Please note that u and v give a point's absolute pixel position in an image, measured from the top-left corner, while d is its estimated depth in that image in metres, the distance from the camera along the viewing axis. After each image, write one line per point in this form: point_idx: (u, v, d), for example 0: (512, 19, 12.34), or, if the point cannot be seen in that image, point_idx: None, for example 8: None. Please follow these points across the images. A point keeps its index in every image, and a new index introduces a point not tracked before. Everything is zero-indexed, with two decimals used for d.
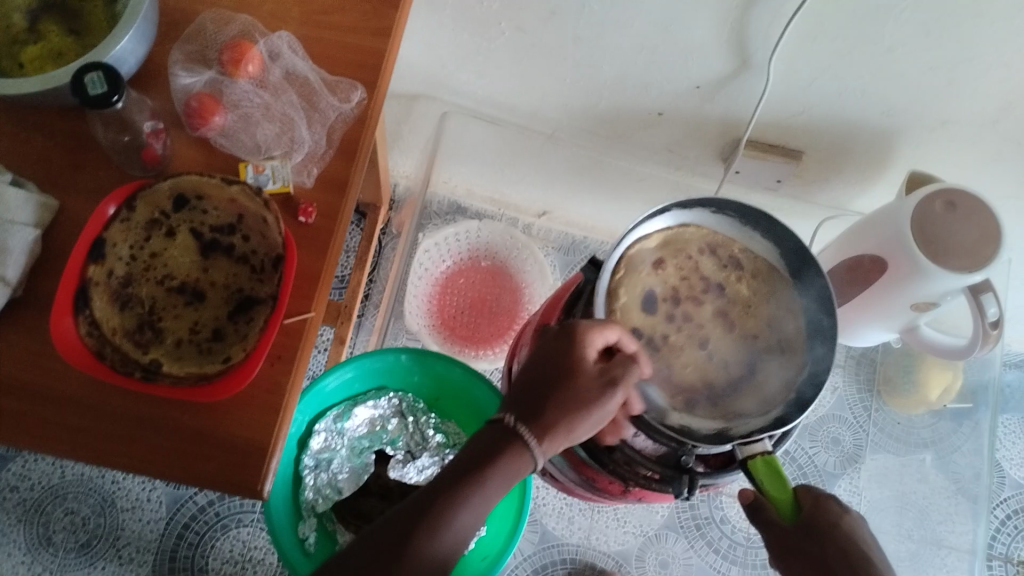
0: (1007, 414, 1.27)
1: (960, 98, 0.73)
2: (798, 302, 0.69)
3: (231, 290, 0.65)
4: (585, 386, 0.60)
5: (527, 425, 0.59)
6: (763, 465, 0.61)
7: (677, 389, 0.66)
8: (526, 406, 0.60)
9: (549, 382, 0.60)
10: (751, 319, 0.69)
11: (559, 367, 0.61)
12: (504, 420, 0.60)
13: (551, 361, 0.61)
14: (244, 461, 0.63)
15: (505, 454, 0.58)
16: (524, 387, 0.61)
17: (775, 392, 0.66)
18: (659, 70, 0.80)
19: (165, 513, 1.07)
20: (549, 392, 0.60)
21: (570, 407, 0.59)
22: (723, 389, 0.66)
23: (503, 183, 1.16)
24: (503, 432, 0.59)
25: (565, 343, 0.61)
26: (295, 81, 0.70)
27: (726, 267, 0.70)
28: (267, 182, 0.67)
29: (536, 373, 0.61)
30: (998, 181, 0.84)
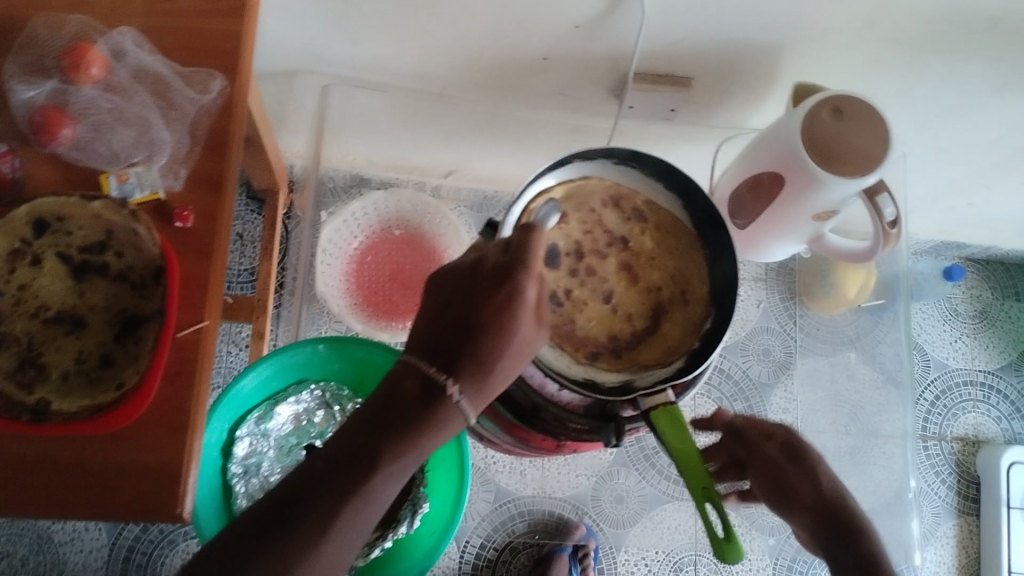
0: (924, 301, 1.31)
1: (836, 6, 0.72)
2: (699, 250, 0.67)
3: (113, 311, 0.61)
4: (526, 339, 0.53)
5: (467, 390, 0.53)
6: (664, 417, 0.59)
7: (581, 344, 0.64)
8: (465, 368, 0.52)
9: (491, 342, 0.52)
10: (655, 271, 0.66)
11: (500, 318, 0.52)
12: (446, 388, 0.52)
13: (489, 315, 0.52)
14: (160, 485, 0.60)
15: (445, 424, 0.53)
16: (455, 346, 0.53)
17: (678, 342, 0.64)
18: (536, 15, 0.77)
19: (106, 539, 1.03)
20: (491, 356, 0.52)
21: (510, 364, 0.53)
22: (628, 342, 0.64)
23: (402, 149, 1.12)
24: (439, 404, 0.52)
25: (505, 293, 0.52)
26: (145, 78, 0.66)
27: (631, 219, 0.67)
28: (133, 191, 0.63)
29: (467, 327, 0.52)
30: (884, 81, 0.84)
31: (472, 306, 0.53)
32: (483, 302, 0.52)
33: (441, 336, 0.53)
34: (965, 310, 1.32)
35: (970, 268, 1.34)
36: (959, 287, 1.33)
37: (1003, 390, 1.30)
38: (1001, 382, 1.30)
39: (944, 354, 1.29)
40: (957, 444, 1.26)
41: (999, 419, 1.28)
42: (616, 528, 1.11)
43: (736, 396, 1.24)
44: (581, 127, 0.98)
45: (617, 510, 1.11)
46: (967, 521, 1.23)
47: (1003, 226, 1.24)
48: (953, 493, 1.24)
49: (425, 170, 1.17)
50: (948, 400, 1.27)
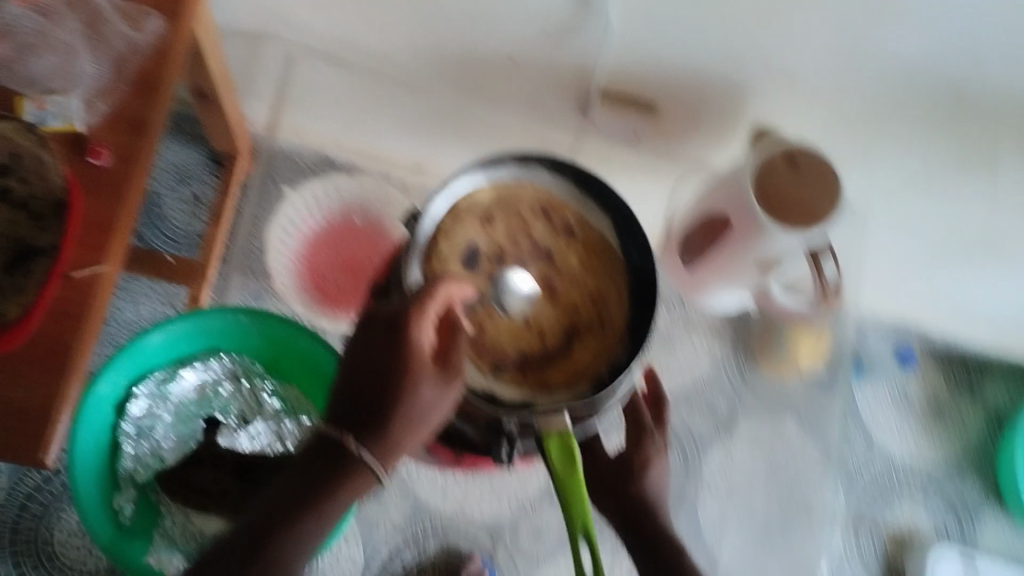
0: (875, 383, 1.26)
1: (796, 45, 0.71)
2: (622, 275, 0.66)
3: (8, 239, 0.59)
4: (425, 395, 0.57)
5: (369, 443, 0.57)
6: (557, 445, 0.58)
7: (488, 353, 0.63)
8: (365, 423, 0.57)
9: (386, 396, 0.56)
10: (575, 291, 0.66)
11: (393, 374, 0.56)
12: (345, 441, 0.57)
13: (383, 370, 0.57)
14: (24, 426, 0.58)
15: (353, 476, 0.57)
16: (359, 402, 0.57)
17: (586, 368, 0.64)
18: (501, 10, 0.75)
19: (5, 483, 0.96)
20: (387, 410, 0.56)
21: (410, 419, 0.57)
22: (536, 358, 0.64)
23: (366, 135, 1.07)
24: (342, 456, 0.57)
25: (395, 349, 0.56)
26: (82, 7, 0.65)
27: (558, 234, 0.67)
28: (50, 119, 0.61)
29: (368, 383, 0.57)
30: (847, 136, 0.83)
31: (371, 366, 0.57)
32: (379, 358, 0.57)
33: (347, 395, 0.58)
34: (918, 399, 1.27)
35: (931, 360, 1.28)
36: (915, 377, 1.27)
37: (942, 487, 1.25)
38: (943, 478, 1.25)
39: (886, 441, 1.24)
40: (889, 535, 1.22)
41: (934, 512, 1.24)
42: (530, 562, 1.07)
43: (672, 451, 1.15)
44: (546, 140, 0.96)
45: (533, 544, 1.07)
46: None
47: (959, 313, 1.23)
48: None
49: (392, 162, 1.10)
50: (885, 486, 1.23)
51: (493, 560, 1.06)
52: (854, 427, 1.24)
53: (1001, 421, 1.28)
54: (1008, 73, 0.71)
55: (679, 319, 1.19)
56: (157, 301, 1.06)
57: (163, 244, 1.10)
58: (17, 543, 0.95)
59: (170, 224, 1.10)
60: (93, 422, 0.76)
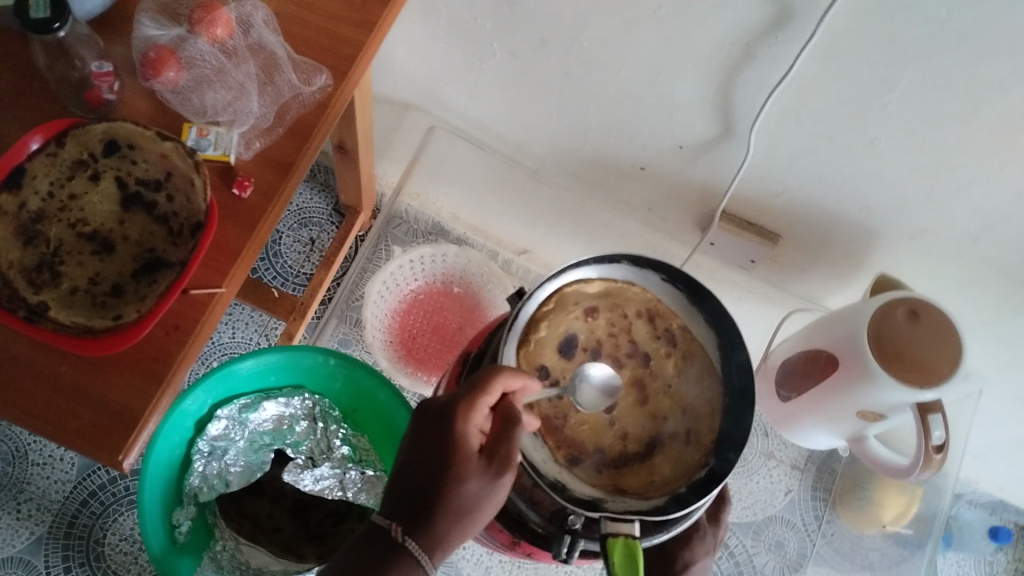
0: (962, 553, 1.20)
1: (941, 208, 0.70)
2: (719, 396, 0.65)
3: (142, 248, 0.63)
4: (474, 488, 0.56)
5: (416, 535, 0.55)
6: (621, 549, 0.55)
7: (565, 444, 0.63)
8: (414, 514, 0.56)
9: (435, 488, 0.56)
10: (665, 400, 0.65)
11: (442, 464, 0.56)
12: (391, 530, 0.55)
13: (434, 459, 0.57)
14: (113, 427, 0.60)
15: (396, 569, 0.54)
16: (410, 492, 0.57)
17: (663, 481, 0.62)
18: (644, 121, 0.77)
19: (74, 476, 1.00)
20: (435, 502, 0.56)
21: (458, 512, 0.55)
22: (612, 459, 0.63)
23: (486, 214, 1.12)
24: (386, 545, 0.55)
25: (445, 438, 0.57)
26: (260, 53, 0.70)
27: (659, 340, 0.66)
28: (207, 147, 0.66)
29: (419, 473, 0.57)
30: (974, 302, 0.80)
31: (424, 457, 0.57)
32: (430, 448, 0.57)
33: (401, 487, 0.58)
34: None
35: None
36: (1006, 554, 1.20)
37: None
38: None
39: None
40: None
41: None
42: None
43: None
44: (658, 246, 0.97)
45: None
46: None
47: None
48: None
49: (501, 241, 1.17)
50: None
51: None
52: None
53: None
54: None
55: (761, 449, 1.15)
56: (254, 330, 1.11)
57: (273, 278, 1.14)
58: (71, 536, 0.98)
59: (284, 261, 1.16)
60: (172, 435, 0.78)
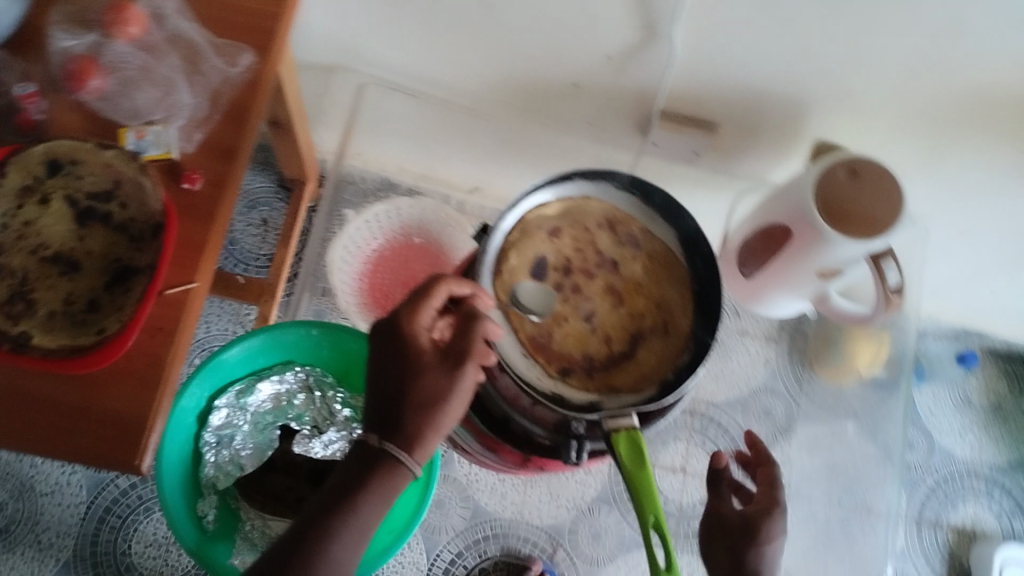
0: (935, 385, 1.28)
1: (862, 66, 0.73)
2: (687, 286, 0.69)
3: (108, 259, 0.63)
4: (437, 383, 0.59)
5: (391, 438, 0.58)
6: (625, 442, 0.60)
7: (555, 359, 0.66)
8: (386, 420, 0.59)
9: (400, 391, 0.59)
10: (640, 299, 0.68)
11: (401, 368, 0.59)
12: (369, 440, 0.59)
13: (393, 367, 0.60)
14: (124, 435, 0.62)
15: (382, 471, 0.58)
16: (378, 402, 0.60)
17: (652, 372, 0.66)
18: (568, 38, 0.78)
19: (85, 497, 1.02)
20: (404, 402, 0.58)
21: (426, 408, 0.58)
22: (600, 362, 0.66)
23: (431, 159, 1.13)
24: (368, 453, 0.58)
25: (398, 345, 0.60)
26: (179, 44, 0.70)
27: (623, 245, 0.70)
28: (148, 148, 0.65)
29: (383, 383, 0.60)
30: (908, 150, 0.84)
31: (383, 367, 0.60)
32: (388, 358, 0.61)
33: (370, 397, 0.61)
34: (978, 400, 1.29)
35: (988, 358, 1.30)
36: (975, 376, 1.29)
37: (1008, 488, 1.26)
38: (1006, 479, 1.26)
39: (949, 443, 1.26)
40: (953, 535, 1.22)
41: (1000, 514, 1.24)
42: (590, 566, 1.09)
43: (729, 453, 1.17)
44: (604, 158, 1.00)
45: (593, 546, 1.09)
46: None
47: None
48: None
49: (451, 183, 1.17)
50: (949, 489, 1.24)
51: (554, 562, 1.09)
52: (916, 431, 1.25)
53: None
54: None
55: (734, 329, 1.24)
56: (228, 320, 1.12)
57: (234, 266, 1.15)
58: (98, 554, 1.00)
59: (242, 247, 1.16)
60: (176, 433, 0.81)
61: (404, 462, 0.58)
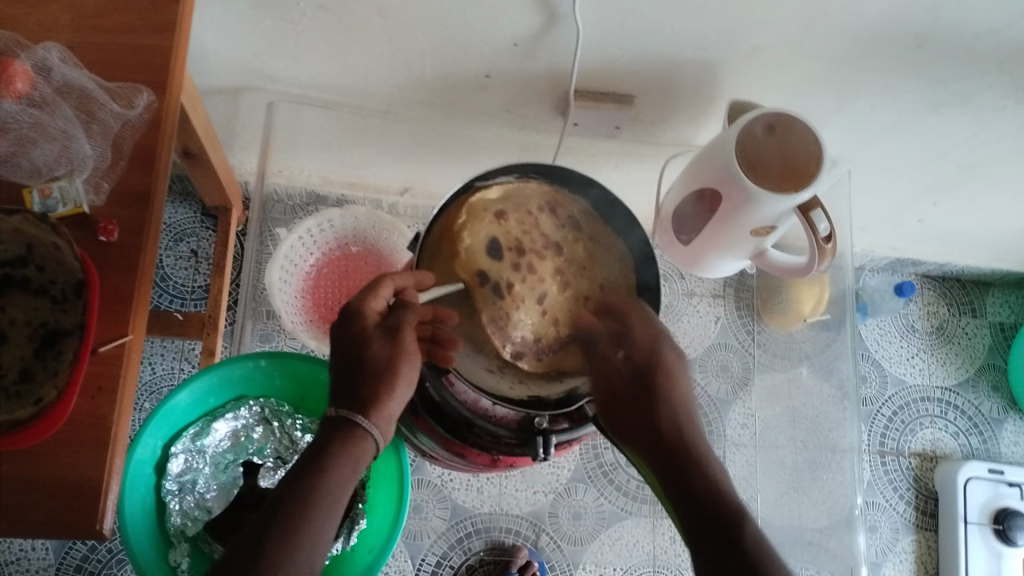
0: (880, 316, 1.33)
1: (763, 24, 0.73)
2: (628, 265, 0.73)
3: (34, 325, 0.61)
4: (385, 351, 0.63)
5: (349, 406, 0.63)
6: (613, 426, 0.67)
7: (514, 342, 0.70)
8: (343, 391, 0.64)
9: (351, 363, 0.64)
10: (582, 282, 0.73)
11: (352, 342, 0.64)
12: (329, 411, 0.63)
13: (345, 343, 0.65)
14: (77, 503, 0.60)
15: (344, 438, 0.62)
16: (338, 376, 0.64)
17: None
18: (471, 32, 0.77)
19: (52, 559, 0.98)
20: (358, 371, 0.63)
21: (376, 372, 0.63)
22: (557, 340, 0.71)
23: (355, 166, 1.11)
24: (331, 421, 0.63)
25: (348, 323, 0.65)
26: (70, 92, 0.67)
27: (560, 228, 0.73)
28: (56, 206, 0.64)
29: (339, 359, 0.65)
30: (820, 98, 0.86)
31: (344, 348, 0.65)
32: (344, 338, 0.65)
33: (333, 376, 0.65)
34: (921, 326, 1.34)
35: (926, 285, 1.35)
36: (915, 304, 1.34)
37: (960, 406, 1.31)
38: (958, 398, 1.31)
39: (899, 370, 1.30)
40: (915, 460, 1.27)
41: (957, 435, 1.29)
42: (574, 546, 1.11)
43: (695, 414, 1.22)
44: (529, 142, 0.99)
45: (575, 527, 1.11)
46: (926, 537, 1.23)
47: (953, 243, 1.25)
48: (912, 509, 1.24)
49: (380, 187, 1.16)
50: (906, 416, 1.29)
51: (539, 548, 1.10)
52: (869, 363, 1.30)
53: (1005, 331, 1.36)
54: (969, 28, 0.73)
55: (681, 291, 1.25)
56: (173, 359, 1.09)
57: (171, 303, 1.12)
58: None
59: (175, 282, 1.13)
60: (136, 486, 0.79)
61: (360, 424, 0.62)
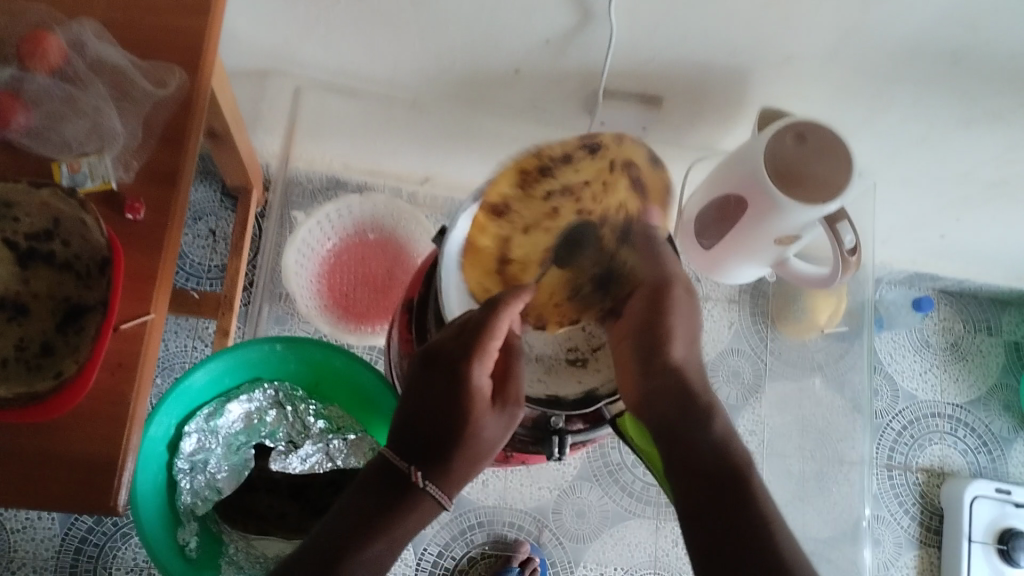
0: (894, 330, 1.31)
1: (799, 33, 0.73)
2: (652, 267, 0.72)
3: (57, 299, 0.62)
4: (490, 429, 0.68)
5: (434, 477, 0.66)
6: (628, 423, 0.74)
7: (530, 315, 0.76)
8: (433, 456, 0.67)
9: (455, 434, 0.67)
10: (615, 261, 0.75)
11: (463, 413, 0.67)
12: (412, 475, 0.65)
13: (449, 408, 0.68)
14: (91, 478, 0.60)
15: (417, 506, 0.65)
16: (427, 437, 0.67)
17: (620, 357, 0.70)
18: (504, 26, 0.77)
19: (58, 529, 0.99)
20: (458, 447, 0.67)
21: (476, 456, 0.68)
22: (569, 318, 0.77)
23: (377, 154, 1.11)
24: (409, 486, 0.65)
25: (460, 389, 0.68)
26: (103, 69, 0.67)
27: (606, 202, 0.73)
28: (85, 181, 0.65)
29: (433, 421, 0.68)
30: (850, 109, 0.85)
31: (443, 412, 0.68)
32: (445, 400, 0.68)
33: (416, 428, 0.68)
34: (936, 342, 1.33)
35: (944, 301, 1.34)
36: (931, 319, 1.33)
37: (971, 424, 1.30)
38: (969, 415, 1.30)
39: (911, 385, 1.30)
40: (922, 475, 1.26)
41: (965, 453, 1.29)
42: (576, 543, 1.11)
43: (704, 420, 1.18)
44: None
45: (578, 524, 1.11)
46: (929, 552, 1.23)
47: (974, 260, 1.24)
48: (916, 524, 1.24)
49: (400, 176, 1.16)
50: (915, 430, 1.28)
51: (541, 543, 1.10)
52: (881, 376, 1.29)
53: (1021, 350, 1.35)
54: (1007, 46, 0.72)
55: (696, 295, 1.23)
56: (186, 337, 1.09)
57: (187, 280, 1.12)
58: None
59: (192, 260, 1.13)
60: (149, 464, 0.79)
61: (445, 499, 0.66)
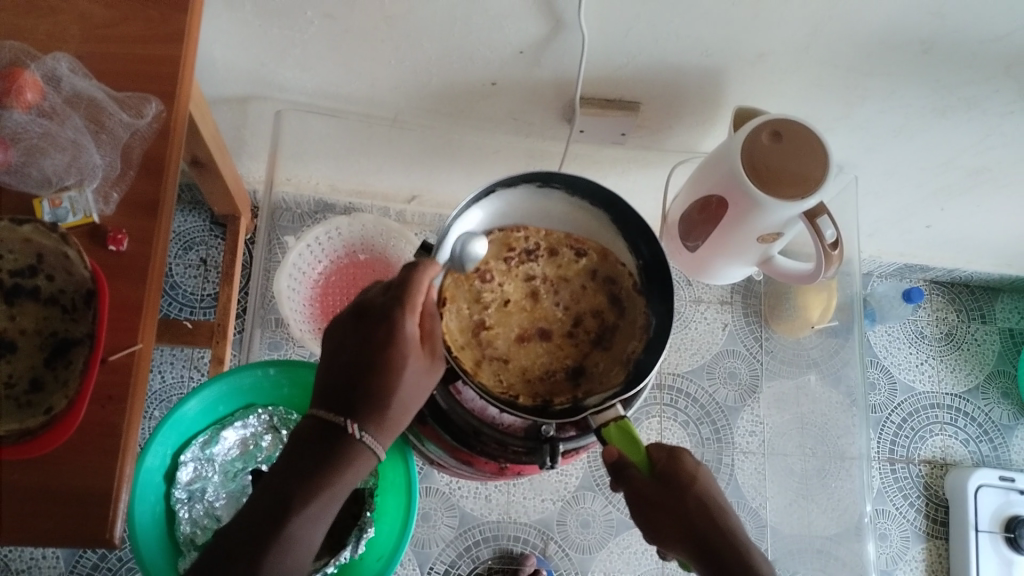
0: (888, 323, 1.32)
1: (769, 29, 0.73)
2: (641, 300, 0.73)
3: (44, 335, 0.63)
4: (418, 371, 0.62)
5: (367, 427, 0.61)
6: (617, 432, 0.65)
7: (500, 391, 0.68)
8: (361, 406, 0.61)
9: (381, 381, 0.61)
10: (590, 356, 0.71)
11: (388, 359, 0.61)
12: (346, 426, 0.61)
13: (372, 353, 0.61)
14: (88, 511, 0.60)
15: (354, 461, 0.61)
16: (355, 385, 0.62)
17: (610, 381, 0.70)
18: (477, 39, 0.77)
19: (63, 568, 0.98)
20: (387, 394, 0.61)
21: (404, 402, 0.62)
22: (541, 396, 0.69)
23: (363, 175, 1.12)
24: (342, 441, 0.61)
25: (386, 332, 0.61)
26: (79, 102, 0.68)
27: (587, 285, 0.74)
28: (66, 215, 0.66)
29: (358, 369, 0.62)
30: (825, 104, 0.86)
31: (365, 357, 0.62)
32: (366, 348, 0.62)
33: (343, 377, 0.62)
34: (930, 332, 1.33)
35: (935, 292, 1.35)
36: (923, 310, 1.34)
37: (970, 412, 1.30)
38: (968, 404, 1.30)
39: (908, 376, 1.30)
40: (925, 467, 1.26)
41: (967, 441, 1.28)
42: (582, 554, 1.10)
43: (702, 420, 1.19)
44: (535, 149, 1.00)
45: (582, 534, 1.11)
46: (936, 545, 1.22)
47: (961, 249, 1.25)
48: (923, 517, 1.24)
49: (388, 195, 1.17)
50: (915, 422, 1.28)
51: (547, 556, 1.10)
52: (877, 370, 1.29)
53: (1015, 337, 1.35)
54: (976, 32, 0.72)
55: (688, 298, 1.25)
56: (182, 367, 1.09)
57: (179, 311, 1.12)
58: None
59: (184, 290, 1.13)
60: (146, 496, 0.81)
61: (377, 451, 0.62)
